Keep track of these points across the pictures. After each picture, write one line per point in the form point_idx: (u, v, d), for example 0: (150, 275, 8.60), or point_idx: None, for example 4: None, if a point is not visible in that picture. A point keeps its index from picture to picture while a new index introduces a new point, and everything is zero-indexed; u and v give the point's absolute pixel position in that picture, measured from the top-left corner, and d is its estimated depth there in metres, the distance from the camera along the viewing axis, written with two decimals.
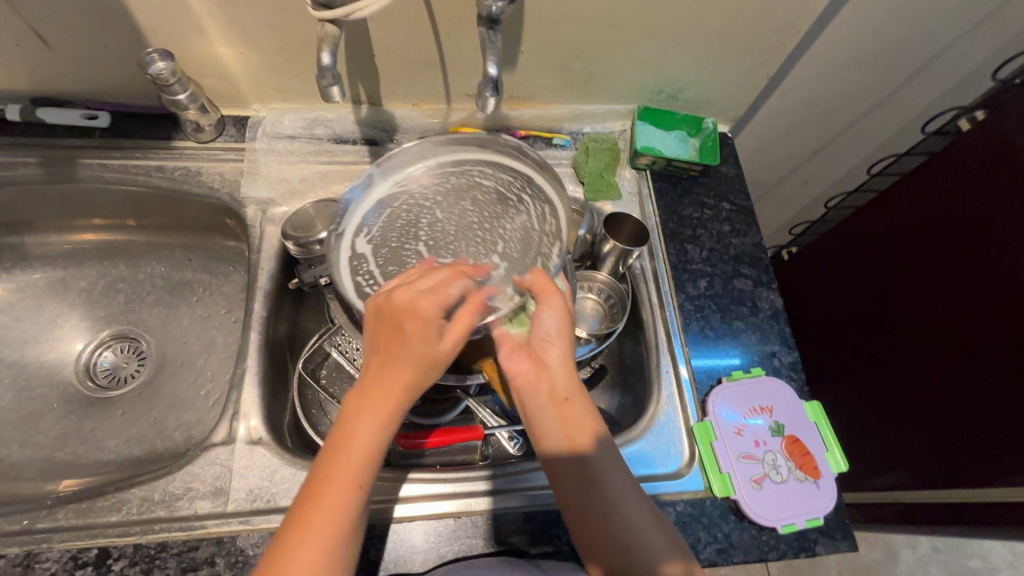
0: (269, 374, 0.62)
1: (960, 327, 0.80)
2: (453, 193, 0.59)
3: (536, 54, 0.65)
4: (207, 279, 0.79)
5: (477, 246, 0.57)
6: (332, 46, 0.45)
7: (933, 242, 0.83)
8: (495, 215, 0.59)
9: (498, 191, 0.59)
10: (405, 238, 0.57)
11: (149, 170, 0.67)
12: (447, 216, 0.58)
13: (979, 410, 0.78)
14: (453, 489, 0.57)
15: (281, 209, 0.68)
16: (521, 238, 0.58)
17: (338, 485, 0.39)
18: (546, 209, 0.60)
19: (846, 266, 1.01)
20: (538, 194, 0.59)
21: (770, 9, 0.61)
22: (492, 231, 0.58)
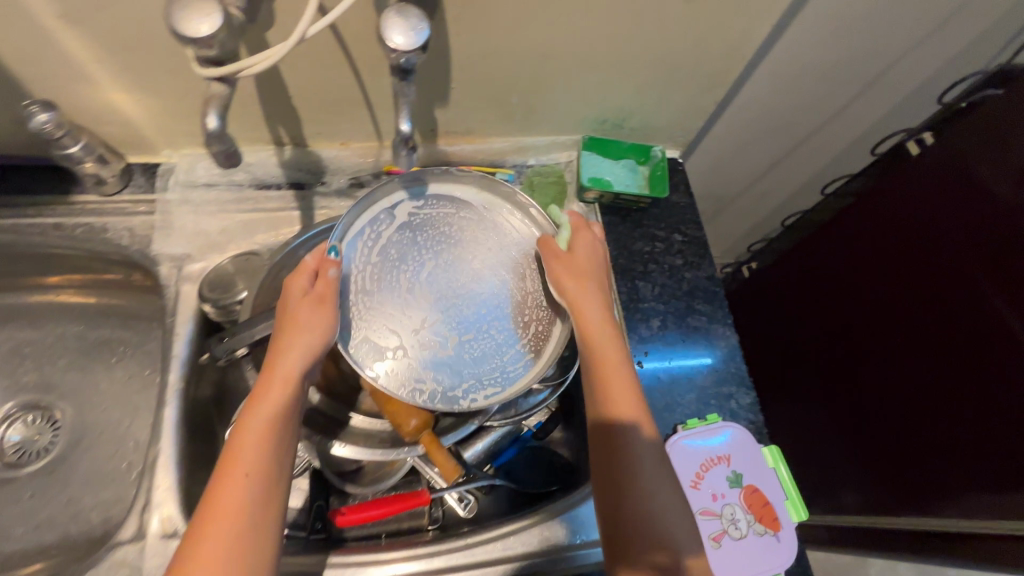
0: (190, 453, 0.57)
1: (922, 351, 0.78)
2: (498, 253, 0.57)
3: (470, 90, 0.60)
4: (126, 337, 0.73)
5: (456, 315, 0.54)
6: (220, 107, 0.40)
7: (892, 261, 0.82)
8: (505, 302, 0.55)
9: (530, 292, 0.56)
10: (427, 234, 0.56)
11: (44, 228, 0.60)
12: (479, 268, 0.56)
13: (943, 435, 0.77)
14: (421, 568, 0.55)
15: (198, 265, 0.62)
16: (489, 352, 0.53)
17: (235, 466, 0.43)
18: (538, 346, 0.55)
19: (803, 284, 0.99)
20: (540, 336, 0.55)
21: (710, 37, 0.58)
22: (489, 312, 0.54)
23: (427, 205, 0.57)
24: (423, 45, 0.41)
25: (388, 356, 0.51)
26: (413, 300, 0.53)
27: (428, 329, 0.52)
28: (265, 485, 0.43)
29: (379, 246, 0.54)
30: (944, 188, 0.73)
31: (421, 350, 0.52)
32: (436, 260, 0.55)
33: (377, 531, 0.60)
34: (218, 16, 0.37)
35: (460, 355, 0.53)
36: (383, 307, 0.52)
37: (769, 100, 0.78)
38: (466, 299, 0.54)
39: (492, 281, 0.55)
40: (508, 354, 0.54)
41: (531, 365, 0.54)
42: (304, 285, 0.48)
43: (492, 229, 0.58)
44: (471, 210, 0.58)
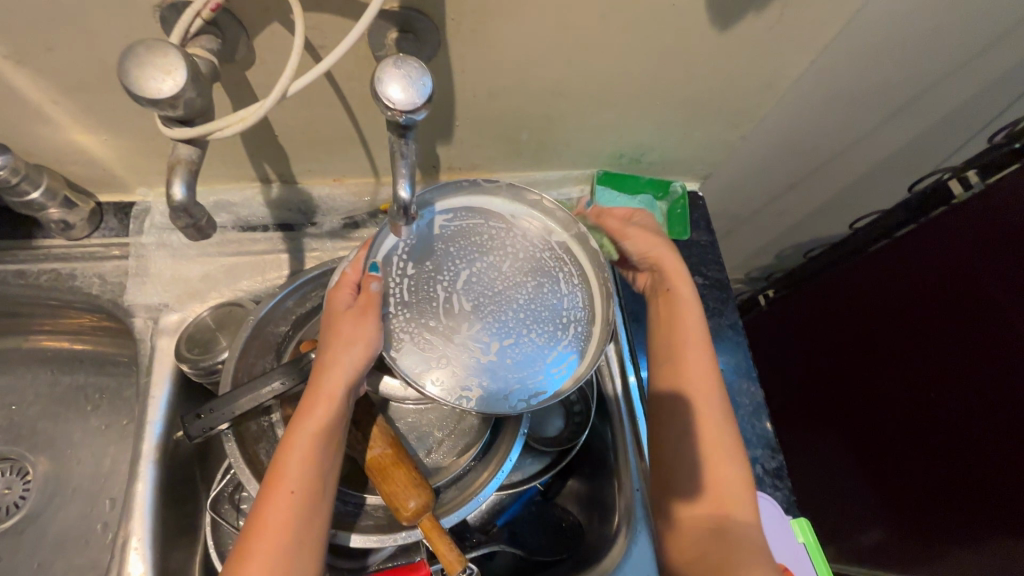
0: (167, 528, 0.52)
1: (939, 401, 0.75)
2: (535, 265, 0.52)
3: (476, 128, 0.55)
4: (103, 383, 0.67)
5: (496, 320, 0.49)
6: (188, 173, 0.34)
7: (921, 301, 0.76)
8: (548, 313, 0.50)
9: (570, 301, 0.52)
10: (460, 246, 0.51)
11: (6, 276, 0.55)
12: (518, 279, 0.51)
13: (963, 487, 0.74)
14: None
15: (175, 316, 0.57)
16: (531, 356, 0.48)
17: (279, 486, 0.41)
18: (583, 349, 0.50)
19: (817, 316, 0.94)
20: (579, 337, 0.50)
21: (738, 71, 0.53)
22: (528, 322, 0.50)
23: (461, 217, 0.52)
24: (427, 100, 0.35)
25: (428, 361, 0.46)
26: (452, 307, 0.48)
27: (469, 337, 0.48)
28: (309, 504, 0.41)
29: (415, 257, 0.50)
30: (965, 237, 0.70)
31: (464, 358, 0.47)
32: (473, 271, 0.50)
33: None
34: (182, 72, 0.31)
35: (504, 364, 0.48)
36: (422, 316, 0.47)
37: (796, 129, 0.72)
38: (507, 308, 0.50)
39: (531, 293, 0.51)
40: (549, 357, 0.49)
41: (577, 365, 0.49)
42: (346, 295, 0.46)
43: (525, 241, 0.53)
44: (505, 221, 0.53)
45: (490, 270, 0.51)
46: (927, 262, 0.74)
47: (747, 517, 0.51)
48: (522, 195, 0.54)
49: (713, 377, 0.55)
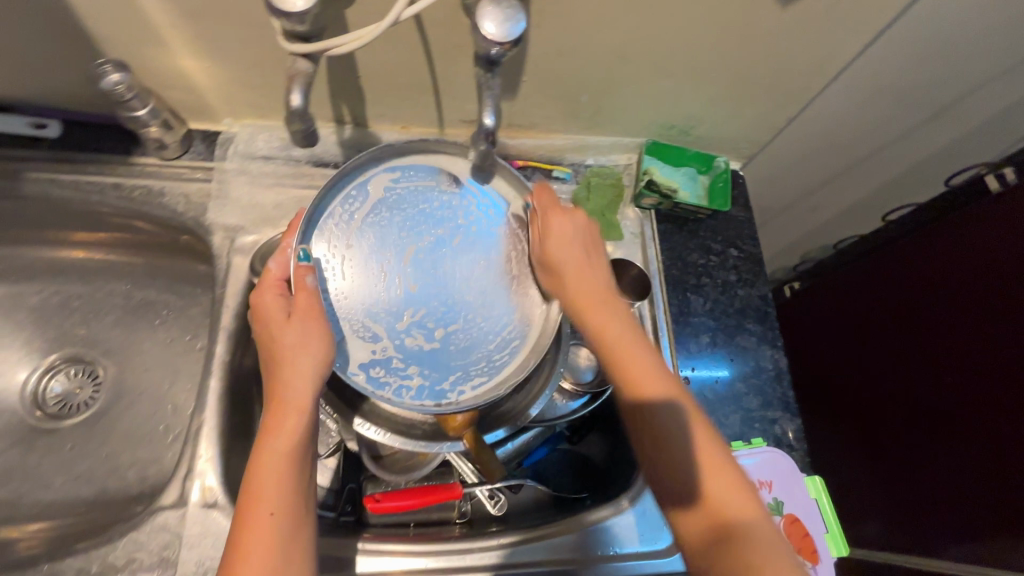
0: (232, 426, 0.56)
1: (945, 393, 0.77)
2: (478, 240, 0.54)
3: (541, 85, 0.59)
4: (171, 301, 0.73)
5: (439, 306, 0.52)
6: (303, 84, 0.39)
7: (930, 295, 0.78)
8: (491, 292, 0.53)
9: (515, 279, 0.54)
10: (402, 216, 0.53)
11: (104, 187, 0.60)
12: (459, 253, 0.53)
13: (963, 480, 0.75)
14: (461, 554, 0.55)
15: (250, 237, 0.62)
16: (472, 342, 0.52)
17: (257, 515, 0.40)
18: (527, 336, 0.53)
19: (836, 310, 0.96)
20: (518, 330, 0.53)
21: (795, 50, 0.56)
22: (469, 302, 0.52)
23: (402, 179, 0.54)
24: (516, 38, 0.39)
25: (371, 360, 0.49)
26: (393, 287, 0.51)
27: (411, 323, 0.51)
28: (294, 520, 0.41)
29: (357, 230, 0.52)
30: (985, 231, 0.71)
31: (405, 345, 0.50)
32: (421, 252, 0.53)
33: (407, 521, 0.60)
34: None
35: (447, 350, 0.51)
36: (366, 298, 0.50)
37: (841, 118, 0.75)
38: (441, 285, 0.52)
39: (478, 272, 0.53)
40: (489, 349, 0.52)
41: (518, 351, 0.52)
42: (277, 298, 0.47)
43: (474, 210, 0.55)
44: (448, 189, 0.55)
45: (430, 245, 0.53)
46: (939, 257, 0.77)
47: (748, 514, 0.42)
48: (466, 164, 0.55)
49: (660, 375, 0.47)
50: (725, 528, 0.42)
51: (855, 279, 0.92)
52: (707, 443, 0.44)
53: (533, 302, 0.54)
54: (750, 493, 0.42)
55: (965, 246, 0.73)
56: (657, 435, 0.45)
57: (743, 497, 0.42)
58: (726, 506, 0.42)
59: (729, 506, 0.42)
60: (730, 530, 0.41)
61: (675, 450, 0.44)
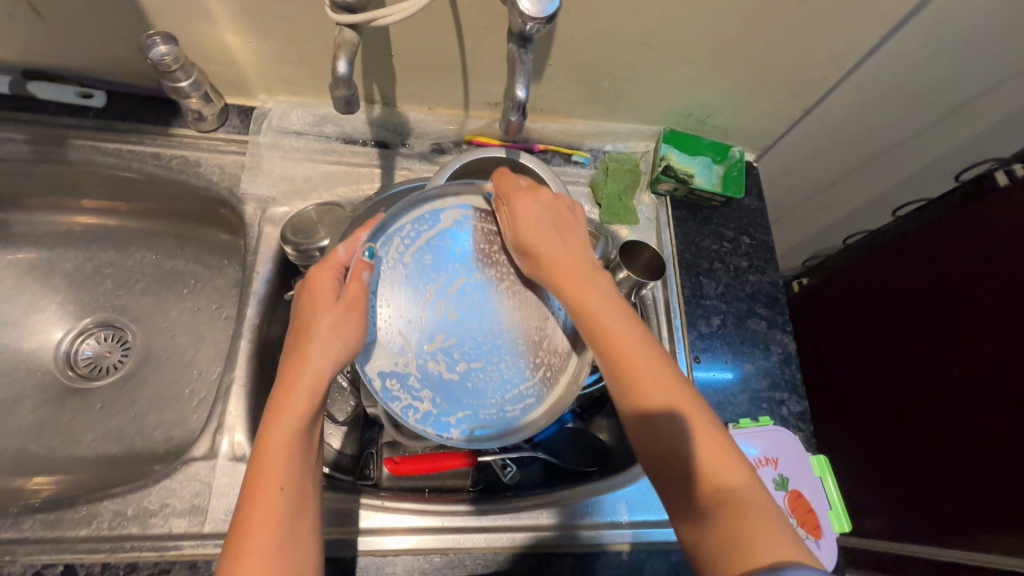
0: (260, 386, 0.59)
1: (951, 384, 0.77)
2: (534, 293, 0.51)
3: (565, 69, 0.61)
4: (198, 271, 0.75)
5: (470, 342, 0.49)
6: (349, 54, 0.42)
7: (934, 289, 0.80)
8: (526, 343, 0.50)
9: (553, 339, 0.50)
10: (461, 248, 0.50)
11: (144, 156, 0.63)
12: (506, 300, 0.50)
13: (961, 470, 0.76)
14: (474, 514, 0.56)
15: (281, 209, 0.65)
16: (493, 382, 0.49)
17: (265, 488, 0.41)
18: (542, 395, 0.50)
19: (842, 305, 0.97)
20: (543, 378, 0.50)
21: (812, 41, 0.58)
22: (503, 345, 0.49)
23: (484, 216, 0.51)
24: (549, 15, 0.41)
25: (387, 374, 0.48)
26: (432, 310, 0.48)
27: (436, 351, 0.48)
28: (300, 494, 0.42)
29: (417, 249, 0.49)
30: (994, 223, 0.72)
31: (426, 368, 0.48)
32: (467, 287, 0.49)
33: (422, 485, 0.62)
34: None
35: (465, 385, 0.49)
36: (404, 317, 0.48)
37: (854, 113, 0.76)
38: (482, 324, 0.49)
39: (518, 321, 0.50)
40: (507, 390, 0.49)
41: (531, 409, 0.50)
42: (331, 281, 0.46)
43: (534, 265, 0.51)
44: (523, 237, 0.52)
45: (477, 285, 0.49)
46: (945, 252, 0.78)
47: (738, 480, 0.42)
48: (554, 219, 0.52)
49: (648, 352, 0.46)
50: (721, 497, 0.42)
51: (862, 274, 0.93)
52: (697, 416, 0.44)
53: (563, 351, 0.51)
54: (740, 461, 0.43)
55: (971, 241, 0.75)
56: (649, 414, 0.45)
57: (732, 464, 0.43)
58: (720, 476, 0.42)
59: (722, 475, 0.42)
60: (724, 498, 0.42)
61: (668, 427, 0.44)
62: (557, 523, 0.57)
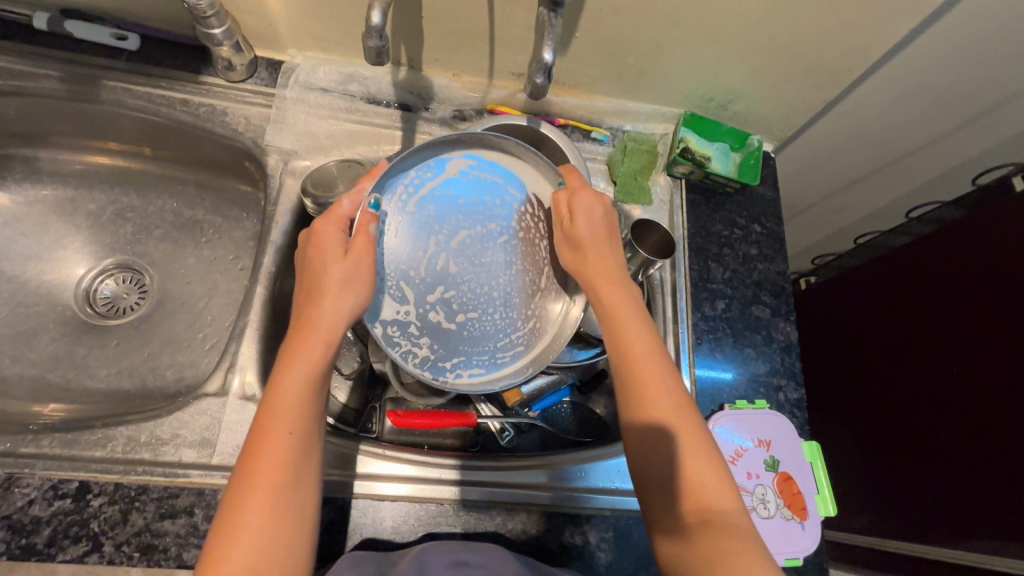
0: (271, 331, 0.61)
1: (950, 384, 0.77)
2: (529, 242, 0.52)
3: (591, 44, 0.62)
4: (217, 221, 0.76)
5: (465, 293, 0.51)
6: (383, 4, 0.42)
7: (940, 292, 0.80)
8: (520, 292, 0.52)
9: (547, 289, 0.52)
10: (465, 197, 0.51)
11: (174, 102, 0.65)
12: (501, 249, 0.52)
13: (953, 472, 0.76)
14: (475, 469, 0.59)
15: (304, 162, 0.66)
16: (487, 331, 0.51)
17: (273, 435, 0.40)
18: (528, 348, 0.51)
19: (846, 305, 0.98)
20: (533, 329, 0.52)
21: (841, 30, 0.58)
22: (499, 297, 0.51)
23: (483, 167, 0.52)
24: None
25: (393, 322, 0.49)
26: (433, 260, 0.50)
27: (435, 301, 0.50)
28: (307, 441, 0.42)
29: (419, 199, 0.50)
30: (1007, 226, 0.72)
31: (426, 317, 0.50)
32: (467, 241, 0.51)
33: (421, 441, 0.65)
34: None
35: (461, 332, 0.51)
36: (407, 270, 0.49)
37: (876, 112, 0.76)
38: (480, 276, 0.51)
39: (515, 272, 0.52)
40: (500, 336, 0.51)
41: (521, 356, 0.51)
42: (336, 233, 0.46)
43: (530, 222, 0.52)
44: (518, 192, 0.52)
45: (474, 236, 0.51)
46: (955, 256, 0.78)
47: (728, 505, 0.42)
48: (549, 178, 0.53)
49: (664, 366, 0.46)
50: (705, 517, 0.42)
51: (868, 275, 0.93)
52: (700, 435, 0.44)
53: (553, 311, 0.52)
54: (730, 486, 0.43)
55: (982, 246, 0.75)
56: (653, 425, 0.45)
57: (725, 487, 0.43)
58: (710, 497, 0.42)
59: (711, 495, 0.42)
60: (710, 518, 0.41)
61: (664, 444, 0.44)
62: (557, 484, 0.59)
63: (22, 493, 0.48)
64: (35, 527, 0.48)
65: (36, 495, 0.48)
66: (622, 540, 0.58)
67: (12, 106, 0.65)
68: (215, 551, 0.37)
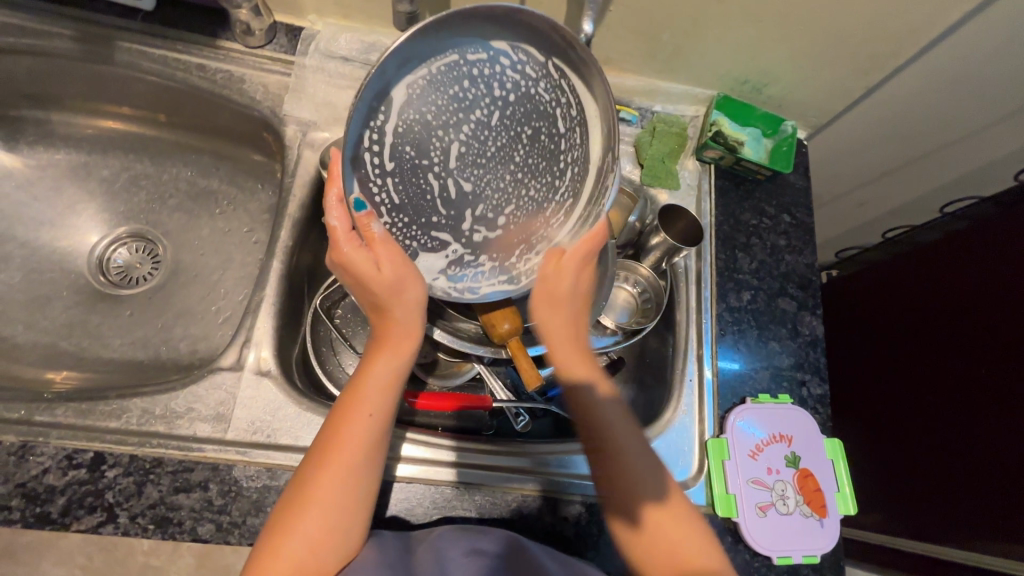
0: (287, 307, 0.59)
1: (974, 385, 0.75)
2: (524, 97, 0.44)
3: (625, 18, 0.59)
4: (232, 193, 0.75)
5: (497, 197, 0.47)
6: None
7: (971, 291, 0.77)
8: (546, 156, 0.47)
9: (564, 131, 0.46)
10: (439, 104, 0.42)
11: (190, 67, 0.63)
12: (510, 130, 0.45)
13: (970, 475, 0.75)
14: (492, 455, 0.58)
15: (322, 134, 0.64)
16: (531, 212, 0.49)
17: (353, 418, 0.43)
18: (578, 195, 0.49)
19: (867, 300, 0.96)
20: (574, 179, 0.48)
21: (891, 11, 0.55)
22: (531, 181, 0.47)
23: (433, 59, 0.41)
24: None
25: (446, 265, 0.49)
26: (450, 188, 0.46)
27: (474, 220, 0.48)
28: (383, 428, 0.44)
29: (395, 141, 0.42)
30: None
31: (474, 240, 0.49)
32: (460, 141, 0.44)
33: (437, 423, 0.65)
34: None
35: (512, 233, 0.49)
36: (422, 216, 0.46)
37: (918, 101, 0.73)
38: (504, 176, 0.47)
39: (525, 145, 0.46)
40: (547, 206, 0.49)
41: (574, 208, 0.49)
42: (355, 252, 0.43)
43: (514, 78, 0.43)
44: (485, 61, 0.42)
45: (472, 137, 0.44)
46: (988, 253, 0.76)
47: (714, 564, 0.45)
48: (501, 15, 0.40)
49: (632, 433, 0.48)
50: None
51: (893, 271, 0.91)
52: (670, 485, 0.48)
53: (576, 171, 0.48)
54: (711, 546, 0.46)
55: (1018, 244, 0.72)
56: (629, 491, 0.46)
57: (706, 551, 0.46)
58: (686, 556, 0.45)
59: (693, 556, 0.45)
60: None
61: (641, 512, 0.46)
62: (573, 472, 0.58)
63: (36, 461, 0.48)
64: (49, 496, 0.47)
65: (50, 464, 0.48)
66: None
67: (23, 66, 0.63)
68: (287, 516, 0.40)
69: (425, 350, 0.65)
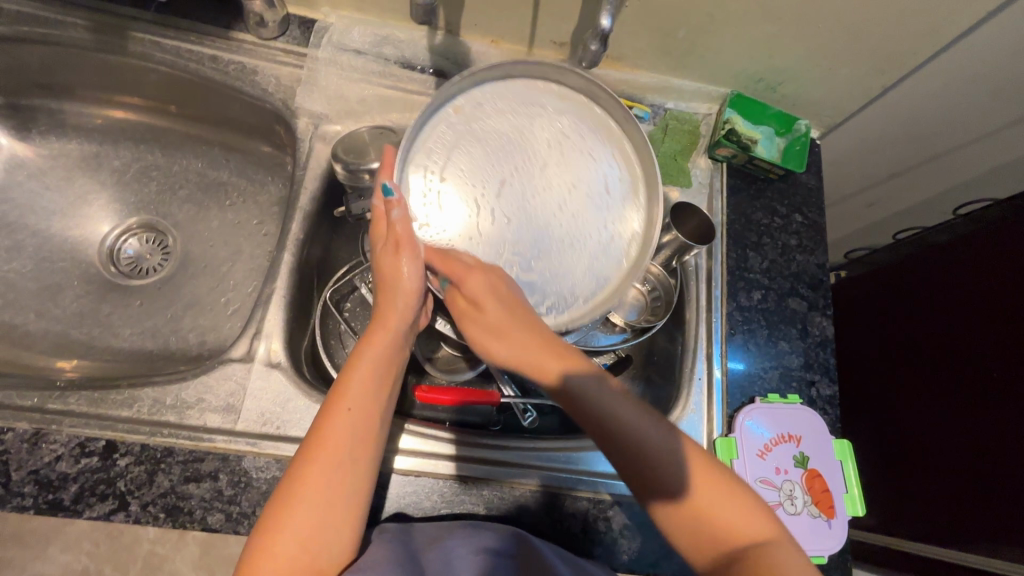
0: (297, 299, 0.60)
1: (985, 389, 0.75)
2: (576, 164, 0.51)
3: (641, 14, 0.59)
4: (242, 184, 0.75)
5: (536, 230, 0.49)
6: None
7: (983, 294, 0.77)
8: (590, 206, 0.51)
9: (612, 204, 0.51)
10: (499, 139, 0.50)
11: (203, 58, 0.63)
12: (559, 176, 0.51)
13: (978, 478, 0.74)
14: (496, 449, 0.58)
15: (334, 127, 0.64)
16: (572, 255, 0.49)
17: (334, 412, 0.43)
18: (624, 259, 0.50)
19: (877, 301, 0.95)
20: (619, 236, 0.50)
21: (911, 11, 0.55)
22: (573, 222, 0.50)
23: (504, 106, 0.51)
24: None
25: None
26: (494, 213, 0.48)
27: (511, 250, 0.48)
28: (365, 421, 0.44)
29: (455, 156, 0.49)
30: None
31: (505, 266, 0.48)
32: (515, 185, 0.49)
33: (445, 416, 0.64)
34: None
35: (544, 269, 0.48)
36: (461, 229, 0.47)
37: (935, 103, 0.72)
38: (547, 211, 0.50)
39: (575, 194, 0.51)
40: (590, 254, 0.49)
41: (620, 260, 0.50)
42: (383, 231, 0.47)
43: (569, 139, 0.52)
44: (550, 121, 0.52)
45: (522, 174, 0.50)
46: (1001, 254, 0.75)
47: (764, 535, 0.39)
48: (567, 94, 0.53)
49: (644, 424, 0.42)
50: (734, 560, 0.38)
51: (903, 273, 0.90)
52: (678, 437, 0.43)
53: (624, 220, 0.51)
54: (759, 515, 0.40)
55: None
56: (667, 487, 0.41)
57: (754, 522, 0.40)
58: (712, 533, 0.39)
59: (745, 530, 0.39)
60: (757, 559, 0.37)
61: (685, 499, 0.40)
62: (578, 469, 0.58)
63: (49, 448, 0.48)
64: (62, 483, 0.48)
65: (63, 451, 0.48)
66: (645, 528, 0.57)
67: (36, 55, 0.63)
68: (274, 514, 0.40)
69: (434, 345, 0.65)
